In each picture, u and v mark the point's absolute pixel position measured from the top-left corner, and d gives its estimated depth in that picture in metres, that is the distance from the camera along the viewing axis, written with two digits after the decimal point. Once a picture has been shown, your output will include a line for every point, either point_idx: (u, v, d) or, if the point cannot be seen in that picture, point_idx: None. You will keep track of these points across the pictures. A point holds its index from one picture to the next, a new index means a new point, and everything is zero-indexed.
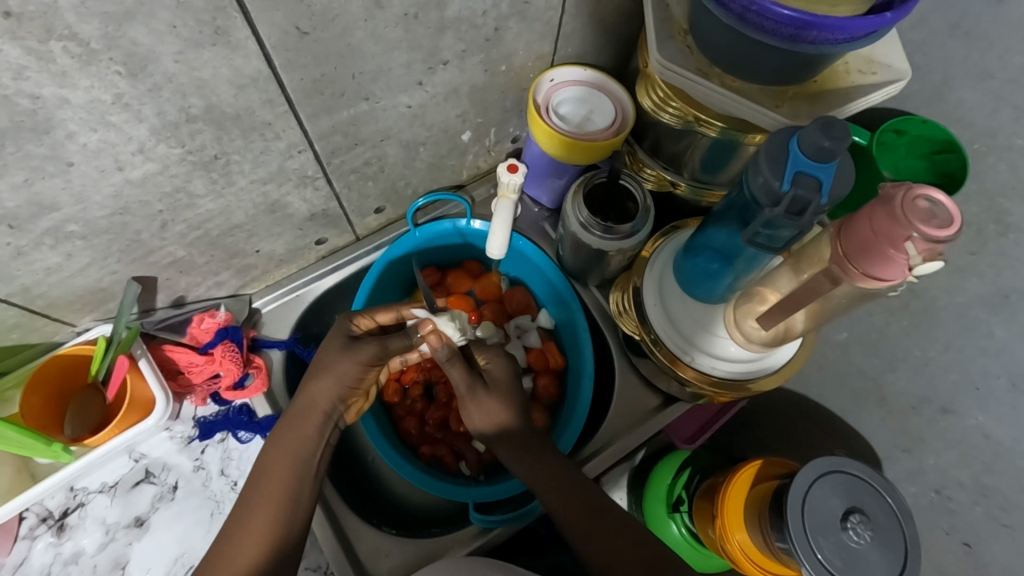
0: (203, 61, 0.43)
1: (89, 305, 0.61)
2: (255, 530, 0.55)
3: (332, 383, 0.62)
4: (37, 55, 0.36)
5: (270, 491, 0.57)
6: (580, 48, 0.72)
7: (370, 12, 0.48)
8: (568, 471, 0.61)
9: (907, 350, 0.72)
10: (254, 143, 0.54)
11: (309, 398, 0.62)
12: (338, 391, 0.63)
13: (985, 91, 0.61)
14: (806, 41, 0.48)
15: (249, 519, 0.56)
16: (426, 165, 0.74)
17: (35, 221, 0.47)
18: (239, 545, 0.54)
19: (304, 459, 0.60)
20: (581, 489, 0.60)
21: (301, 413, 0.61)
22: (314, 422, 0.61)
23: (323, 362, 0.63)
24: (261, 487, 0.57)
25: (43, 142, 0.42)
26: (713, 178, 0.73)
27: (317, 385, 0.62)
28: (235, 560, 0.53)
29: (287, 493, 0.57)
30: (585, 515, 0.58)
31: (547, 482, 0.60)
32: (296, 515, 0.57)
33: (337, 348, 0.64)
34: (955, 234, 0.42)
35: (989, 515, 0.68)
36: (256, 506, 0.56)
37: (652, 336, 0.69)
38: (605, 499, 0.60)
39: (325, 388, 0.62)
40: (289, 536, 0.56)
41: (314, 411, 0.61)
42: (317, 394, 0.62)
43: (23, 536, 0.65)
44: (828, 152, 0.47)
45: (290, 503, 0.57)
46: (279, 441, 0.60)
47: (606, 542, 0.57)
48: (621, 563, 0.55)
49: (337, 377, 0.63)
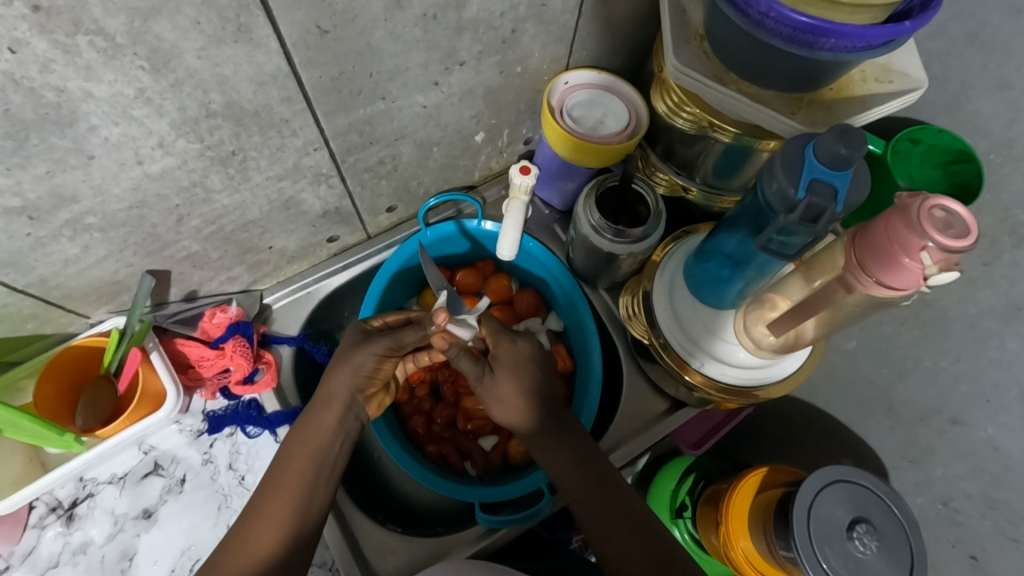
0: (225, 57, 0.43)
1: (103, 297, 0.62)
2: (269, 514, 0.56)
3: (348, 374, 0.62)
4: (63, 48, 0.37)
5: (287, 481, 0.58)
6: (595, 50, 0.72)
7: (389, 12, 0.48)
8: (589, 467, 0.60)
9: (917, 360, 0.72)
10: (272, 140, 0.54)
11: (325, 393, 0.62)
12: (355, 382, 0.63)
13: (1001, 101, 0.61)
14: (823, 48, 0.48)
15: (266, 510, 0.57)
16: (439, 166, 0.75)
17: (55, 213, 0.48)
18: (256, 534, 0.56)
19: (323, 446, 0.60)
20: (602, 480, 0.60)
21: (318, 402, 0.62)
22: (332, 415, 0.61)
23: (342, 358, 0.63)
24: (280, 474, 0.58)
25: (67, 134, 0.42)
26: (726, 184, 0.73)
27: (335, 378, 0.62)
28: (251, 547, 0.55)
29: (304, 481, 0.58)
30: (603, 516, 0.58)
31: (570, 478, 0.60)
32: (311, 506, 0.58)
33: (357, 345, 0.63)
34: (971, 244, 0.42)
35: (997, 528, 0.67)
36: (275, 490, 0.58)
37: (661, 340, 0.70)
38: (627, 492, 0.60)
39: (343, 381, 0.62)
40: (304, 523, 0.57)
41: (332, 402, 0.62)
42: (333, 388, 0.62)
43: (32, 525, 0.66)
44: (844, 160, 0.47)
45: (305, 493, 0.58)
46: (301, 431, 0.61)
47: (626, 537, 0.57)
48: (639, 561, 0.55)
49: (352, 368, 0.62)
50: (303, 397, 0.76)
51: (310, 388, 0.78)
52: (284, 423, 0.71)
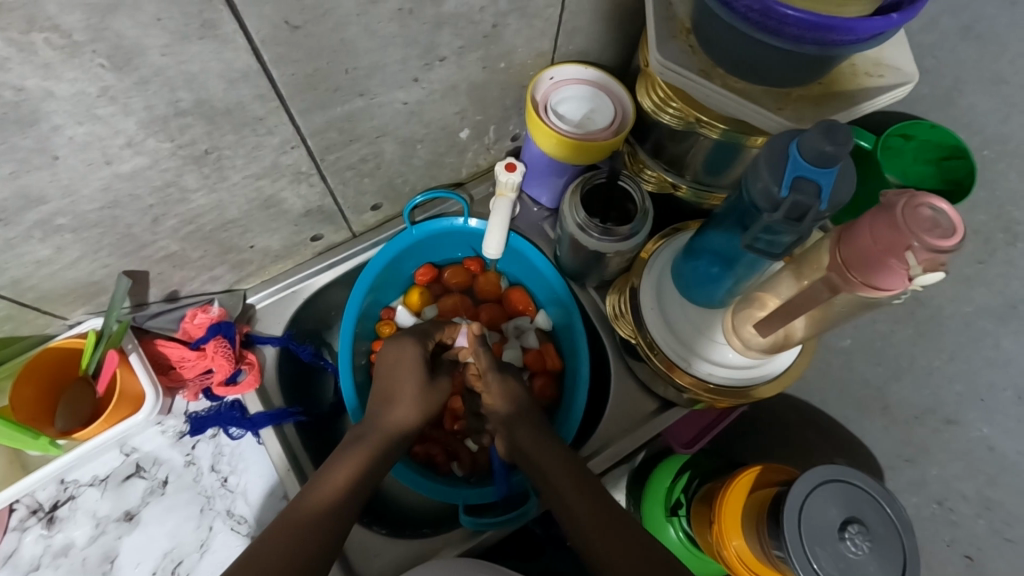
0: (191, 54, 0.42)
1: (81, 298, 0.61)
2: (309, 513, 0.56)
3: (412, 402, 0.67)
4: (18, 46, 0.36)
5: (333, 489, 0.58)
6: (583, 45, 0.71)
7: (363, 7, 0.47)
8: (591, 481, 0.60)
9: (912, 358, 0.71)
10: (246, 138, 0.53)
11: (379, 420, 0.65)
12: (417, 413, 0.67)
13: (996, 96, 0.60)
14: (809, 43, 0.47)
15: (298, 506, 0.57)
16: (424, 163, 0.73)
17: (23, 214, 0.47)
18: (284, 524, 0.55)
19: (372, 465, 0.61)
20: (602, 494, 0.60)
21: (374, 426, 0.64)
22: (387, 437, 0.64)
23: (404, 389, 0.67)
24: (324, 481, 0.59)
25: (29, 134, 0.41)
26: (715, 181, 0.72)
27: (400, 409, 0.66)
28: (284, 530, 0.55)
29: (348, 481, 0.59)
30: (603, 523, 0.57)
31: (572, 488, 0.60)
32: (346, 510, 0.57)
33: (416, 377, 0.68)
34: (957, 244, 0.41)
35: (992, 529, 0.66)
36: (314, 494, 0.57)
37: (648, 340, 0.68)
38: (622, 511, 0.59)
39: (409, 415, 0.66)
40: (341, 522, 0.57)
41: (399, 436, 0.65)
42: (401, 421, 0.66)
43: (13, 527, 0.65)
44: (830, 157, 0.45)
45: (348, 494, 0.58)
46: (350, 446, 0.62)
47: (617, 538, 0.56)
48: (634, 558, 0.54)
49: (416, 400, 0.67)
50: (286, 397, 0.74)
51: (292, 385, 0.77)
52: (267, 424, 0.69)
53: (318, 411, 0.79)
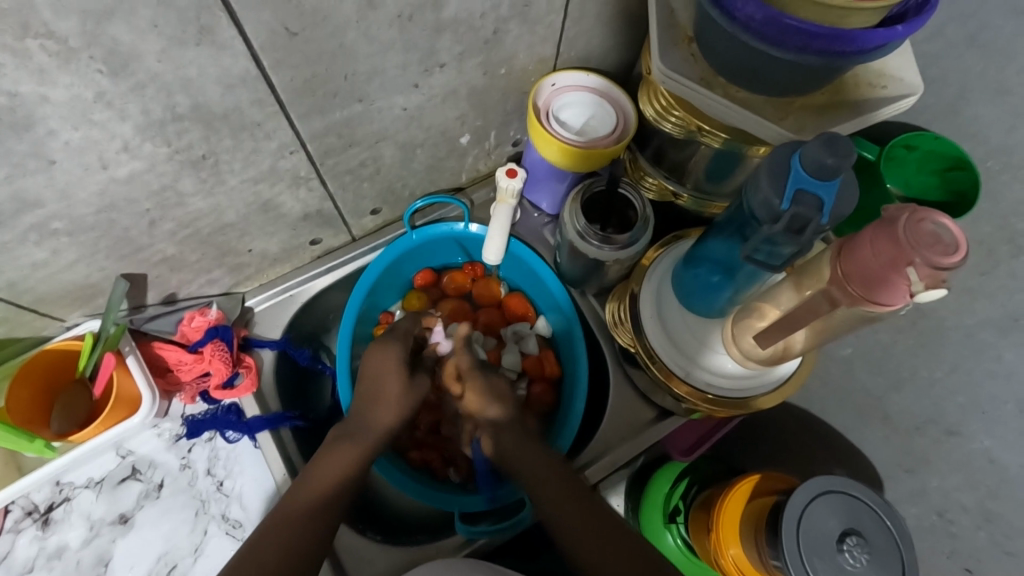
0: (188, 60, 0.42)
1: (77, 300, 0.61)
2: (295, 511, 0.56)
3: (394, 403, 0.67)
4: (12, 51, 0.36)
5: (318, 487, 0.58)
6: (585, 50, 0.70)
7: (362, 13, 0.47)
8: (576, 484, 0.60)
9: (913, 370, 0.70)
10: (244, 143, 0.53)
11: (364, 420, 0.65)
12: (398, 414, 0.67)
13: (1000, 106, 0.60)
14: (813, 53, 0.46)
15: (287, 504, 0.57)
16: (424, 168, 0.73)
17: (19, 218, 0.47)
18: (272, 526, 0.55)
19: (357, 462, 0.62)
20: (586, 496, 0.59)
21: (359, 426, 0.64)
22: (372, 437, 0.64)
23: (389, 391, 0.67)
24: (312, 479, 0.59)
25: (25, 138, 0.41)
26: (715, 189, 0.71)
27: (383, 410, 0.66)
28: (273, 528, 0.55)
29: (334, 479, 0.59)
30: (588, 527, 0.57)
31: (558, 489, 0.60)
32: (333, 510, 0.58)
33: (399, 378, 0.67)
34: (960, 261, 0.40)
35: (994, 541, 0.66)
36: (302, 492, 0.58)
37: (647, 349, 0.67)
38: (605, 512, 0.59)
39: (391, 414, 0.66)
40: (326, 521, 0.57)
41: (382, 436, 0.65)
42: (384, 423, 0.66)
43: (8, 528, 0.65)
44: (831, 169, 0.45)
45: (333, 492, 0.58)
46: (338, 445, 0.62)
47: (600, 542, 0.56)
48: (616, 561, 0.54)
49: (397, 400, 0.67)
50: (283, 400, 0.74)
51: (289, 389, 0.77)
52: (263, 428, 0.69)
53: (315, 416, 0.79)
